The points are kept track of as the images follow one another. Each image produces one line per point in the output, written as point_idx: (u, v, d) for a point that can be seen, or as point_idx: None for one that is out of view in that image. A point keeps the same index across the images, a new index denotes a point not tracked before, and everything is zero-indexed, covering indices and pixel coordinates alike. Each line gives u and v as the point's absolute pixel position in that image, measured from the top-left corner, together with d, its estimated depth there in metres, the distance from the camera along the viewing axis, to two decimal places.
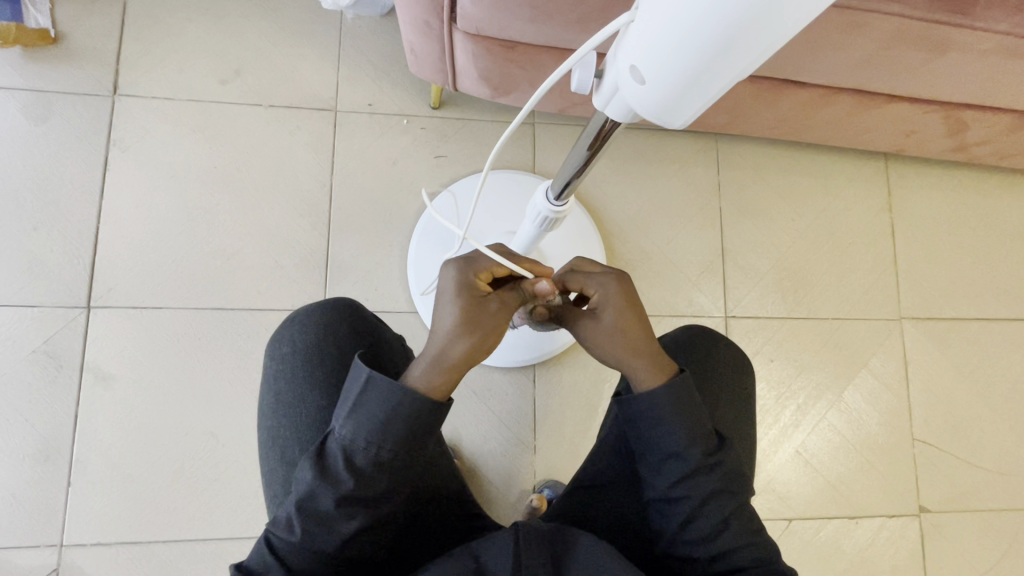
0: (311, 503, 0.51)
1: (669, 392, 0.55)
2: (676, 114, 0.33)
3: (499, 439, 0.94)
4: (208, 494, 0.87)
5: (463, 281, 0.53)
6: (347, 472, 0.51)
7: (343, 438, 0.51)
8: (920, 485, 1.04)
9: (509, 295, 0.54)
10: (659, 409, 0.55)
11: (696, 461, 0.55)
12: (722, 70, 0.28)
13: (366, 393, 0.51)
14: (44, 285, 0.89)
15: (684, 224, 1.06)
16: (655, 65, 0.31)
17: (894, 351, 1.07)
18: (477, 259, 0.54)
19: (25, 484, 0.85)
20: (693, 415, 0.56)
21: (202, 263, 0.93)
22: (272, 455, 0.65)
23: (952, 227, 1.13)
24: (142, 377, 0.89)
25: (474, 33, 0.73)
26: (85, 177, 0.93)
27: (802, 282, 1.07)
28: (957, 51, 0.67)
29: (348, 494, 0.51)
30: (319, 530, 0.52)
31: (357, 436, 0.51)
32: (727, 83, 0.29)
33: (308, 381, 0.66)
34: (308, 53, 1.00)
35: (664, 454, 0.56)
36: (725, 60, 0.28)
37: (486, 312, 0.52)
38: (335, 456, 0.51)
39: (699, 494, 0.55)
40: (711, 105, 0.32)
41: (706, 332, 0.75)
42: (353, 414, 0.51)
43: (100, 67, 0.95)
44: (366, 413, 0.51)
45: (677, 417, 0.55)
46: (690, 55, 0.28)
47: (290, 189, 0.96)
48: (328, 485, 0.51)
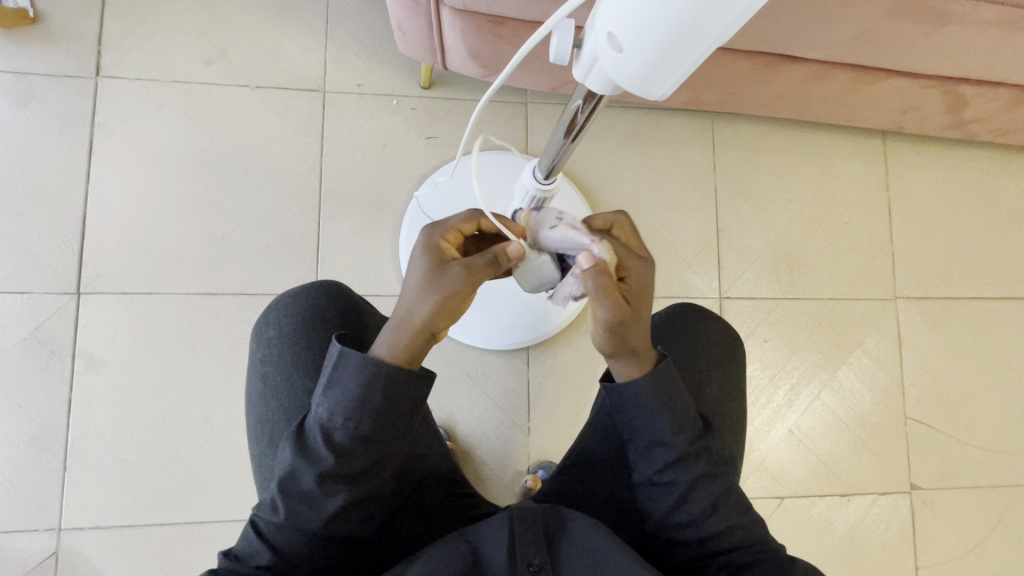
0: (294, 483, 0.51)
1: (653, 378, 0.55)
2: (653, 84, 0.32)
3: (492, 421, 0.95)
4: (204, 479, 0.88)
5: (429, 243, 0.53)
6: (327, 449, 0.51)
7: (321, 416, 0.51)
8: (911, 463, 1.05)
9: (476, 259, 0.51)
10: (642, 397, 0.55)
11: (682, 447, 0.56)
12: (703, 31, 0.27)
13: (339, 371, 0.51)
14: (32, 272, 0.88)
15: (678, 204, 1.05)
16: (633, 29, 0.29)
17: (888, 330, 1.07)
18: (445, 224, 0.54)
19: (22, 469, 0.85)
20: (677, 403, 0.56)
21: (191, 248, 0.92)
22: (260, 438, 0.65)
23: (949, 206, 1.12)
24: (134, 363, 0.89)
25: (462, 9, 0.71)
26: (70, 161, 0.91)
27: (797, 262, 1.07)
28: (955, 23, 0.65)
29: (330, 472, 0.51)
30: (304, 510, 0.52)
31: (335, 413, 0.51)
32: (708, 46, 0.28)
33: (292, 364, 0.66)
34: (294, 33, 0.98)
35: (649, 441, 0.56)
36: (703, 24, 0.27)
37: (444, 276, 0.50)
38: (315, 435, 0.51)
39: (686, 479, 0.56)
40: (692, 72, 0.31)
41: (696, 312, 0.75)
42: (329, 392, 0.51)
43: (82, 48, 0.93)
44: (341, 390, 0.51)
45: (662, 404, 0.55)
46: (670, 14, 0.27)
47: (279, 172, 0.95)
48: (310, 463, 0.51)
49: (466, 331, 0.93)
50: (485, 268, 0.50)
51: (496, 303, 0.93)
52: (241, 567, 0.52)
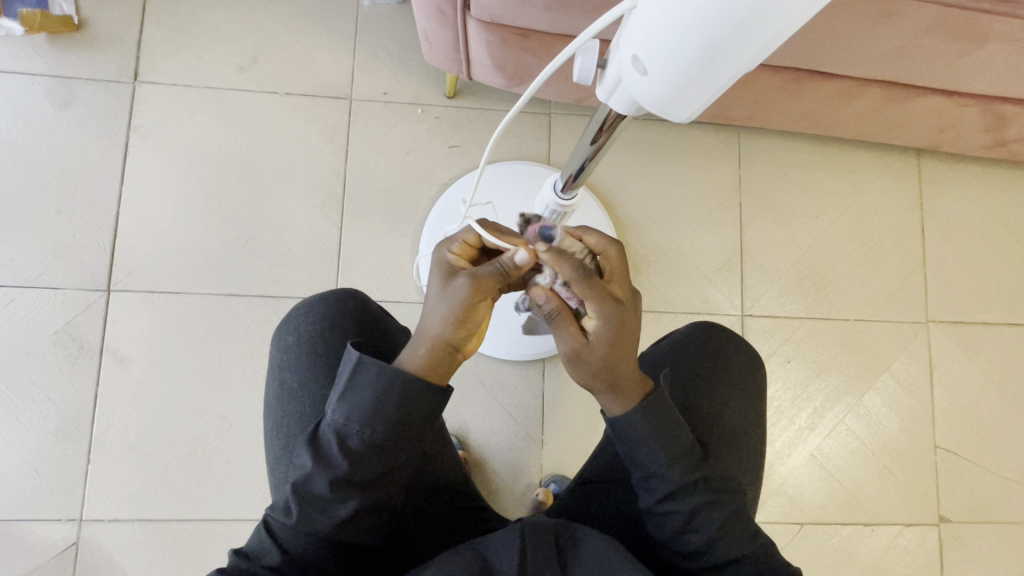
0: (306, 487, 0.51)
1: (643, 411, 0.53)
2: (680, 103, 0.31)
3: (505, 433, 0.94)
4: (221, 477, 0.89)
5: (438, 260, 0.54)
6: (342, 456, 0.51)
7: (336, 421, 0.51)
8: (940, 494, 1.01)
9: (482, 268, 0.52)
10: (636, 430, 0.53)
11: (678, 478, 0.54)
12: (738, 46, 0.26)
13: (355, 378, 0.51)
14: (66, 268, 0.91)
15: (700, 219, 1.03)
16: (661, 48, 0.29)
17: (919, 355, 1.03)
18: (452, 239, 0.55)
19: (48, 459, 0.88)
20: (671, 435, 0.54)
21: (217, 249, 0.94)
22: (274, 441, 0.65)
23: (987, 228, 1.07)
24: (158, 360, 0.91)
25: (488, 22, 0.71)
26: (106, 162, 0.94)
27: (823, 281, 1.04)
28: (998, 40, 0.63)
29: (342, 478, 0.51)
30: (316, 515, 0.52)
31: (351, 419, 0.51)
32: (744, 62, 0.27)
33: (310, 369, 0.66)
34: (324, 41, 1.00)
35: (646, 473, 0.55)
36: (738, 41, 0.26)
37: (455, 284, 0.52)
38: (330, 440, 0.51)
39: (688, 509, 0.54)
40: (726, 90, 0.30)
41: (710, 330, 0.73)
42: (346, 397, 0.51)
43: (122, 54, 0.97)
44: (359, 396, 0.51)
45: (653, 437, 0.53)
46: (703, 28, 0.26)
47: (304, 177, 0.97)
48: (323, 469, 0.51)
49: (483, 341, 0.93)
50: (492, 275, 0.51)
51: (513, 314, 0.93)
52: (251, 567, 0.52)
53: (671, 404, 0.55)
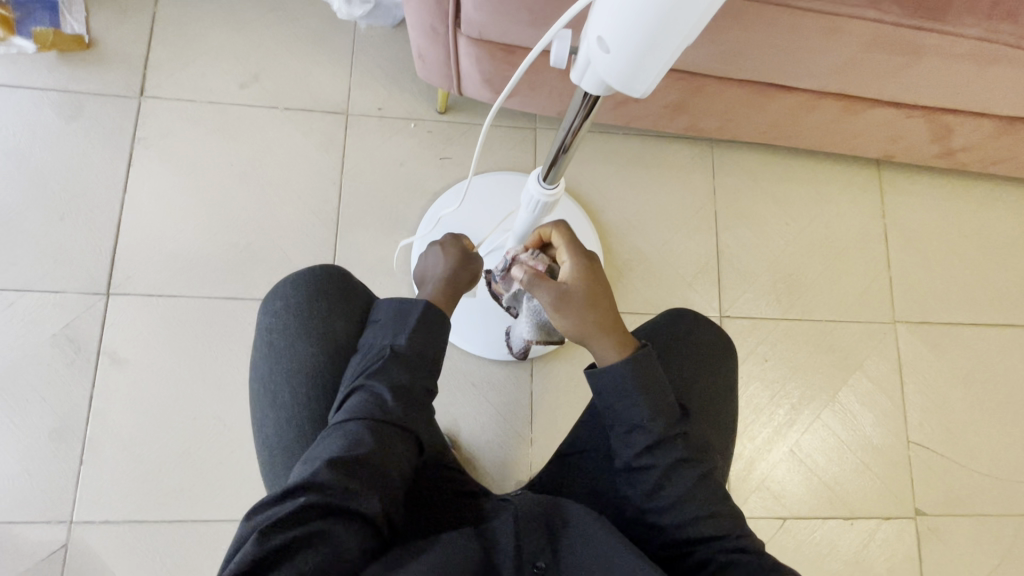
0: (400, 393, 0.58)
1: (633, 363, 0.58)
2: (643, 73, 0.37)
3: (495, 430, 0.97)
4: (214, 477, 0.90)
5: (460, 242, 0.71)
6: (426, 364, 0.61)
7: (415, 343, 0.61)
8: (915, 488, 1.04)
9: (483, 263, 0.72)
10: (623, 382, 0.58)
11: (660, 432, 0.58)
12: (684, 11, 0.32)
13: (427, 313, 0.63)
14: (67, 272, 0.94)
15: (678, 226, 1.09)
16: (622, 21, 0.34)
17: (888, 353, 1.09)
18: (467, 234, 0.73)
19: (40, 460, 0.88)
20: (658, 391, 0.58)
21: (217, 254, 0.97)
22: (261, 402, 0.66)
23: (945, 235, 1.15)
24: (155, 362, 0.93)
25: (477, 38, 0.78)
26: (109, 171, 0.98)
27: (795, 284, 1.10)
28: (932, 55, 0.70)
29: (426, 389, 0.61)
30: (408, 419, 0.58)
31: (428, 337, 0.63)
32: (691, 27, 0.33)
33: (298, 333, 0.67)
34: (323, 61, 1.06)
35: (629, 426, 0.59)
36: (684, 6, 0.31)
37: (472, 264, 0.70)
38: (412, 356, 0.61)
39: (664, 462, 0.58)
40: (679, 55, 0.35)
41: (692, 314, 0.78)
42: (423, 321, 0.63)
43: (129, 71, 1.02)
44: (435, 319, 0.63)
45: (639, 390, 0.58)
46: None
47: (301, 186, 1.01)
48: (413, 377, 0.60)
49: (472, 342, 0.97)
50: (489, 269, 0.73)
51: (501, 315, 0.97)
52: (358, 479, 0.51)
53: (658, 363, 0.60)
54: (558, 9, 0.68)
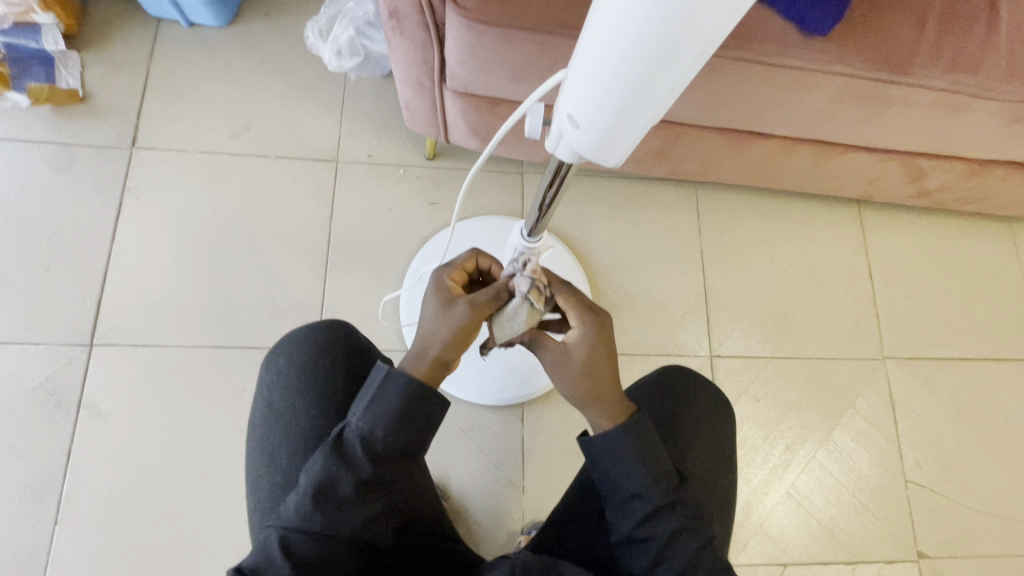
0: (333, 487, 0.51)
1: (626, 428, 0.57)
2: (621, 135, 0.38)
3: (486, 479, 0.95)
4: (195, 535, 0.87)
5: (438, 283, 0.58)
6: (367, 457, 0.52)
7: (363, 427, 0.52)
8: (915, 529, 1.02)
9: (479, 297, 0.57)
10: (618, 448, 0.57)
11: (657, 499, 0.56)
12: (659, 81, 0.33)
13: (387, 387, 0.53)
14: (52, 323, 0.93)
15: (665, 267, 1.10)
16: (599, 92, 0.36)
17: (879, 389, 1.09)
18: (451, 265, 0.61)
19: (14, 520, 0.85)
20: (653, 456, 0.57)
21: (204, 301, 0.97)
22: (257, 461, 0.65)
23: (928, 270, 1.17)
24: (137, 413, 0.91)
25: (462, 91, 0.80)
26: (98, 221, 0.98)
27: (785, 321, 1.10)
28: (899, 105, 0.73)
29: (367, 481, 0.52)
30: (339, 516, 0.52)
31: (378, 425, 0.52)
32: (665, 92, 0.34)
33: (301, 393, 0.66)
34: (313, 110, 1.09)
35: (625, 494, 0.57)
36: (659, 76, 0.33)
37: (454, 309, 0.55)
38: (355, 444, 0.52)
39: (664, 533, 0.56)
40: (656, 117, 0.37)
41: (681, 371, 0.77)
42: (373, 404, 0.52)
43: (121, 122, 1.03)
44: (384, 404, 0.52)
45: (634, 457, 0.56)
46: (630, 73, 0.33)
47: (291, 232, 1.02)
48: (350, 471, 0.52)
49: (462, 387, 0.96)
50: (488, 302, 0.57)
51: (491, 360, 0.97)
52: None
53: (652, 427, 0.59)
54: (537, 66, 0.70)
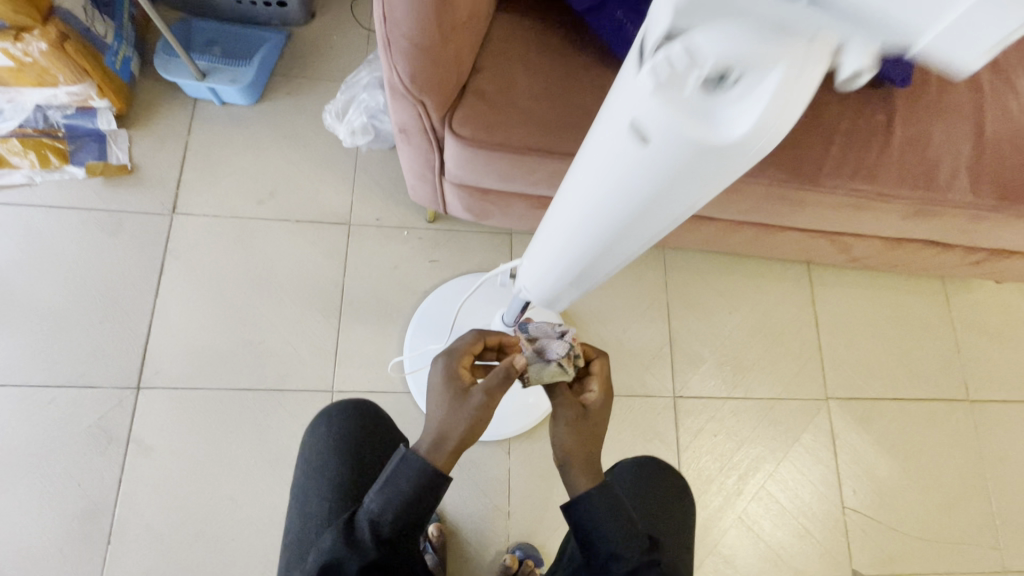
0: (341, 565, 0.64)
1: (600, 492, 0.67)
2: (563, 292, 0.73)
3: (477, 505, 1.09)
4: (227, 553, 1.02)
5: (451, 374, 0.68)
6: (372, 542, 0.64)
7: (372, 513, 0.65)
8: (850, 550, 1.18)
9: (491, 381, 0.66)
10: (596, 513, 0.67)
11: (636, 558, 0.67)
12: (582, 280, 0.67)
13: (396, 475, 0.64)
14: (105, 369, 1.08)
15: (635, 317, 1.26)
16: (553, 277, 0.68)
17: (822, 426, 1.25)
18: (459, 353, 0.71)
19: (73, 541, 1.00)
20: (628, 521, 0.68)
21: (235, 349, 1.12)
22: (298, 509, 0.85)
23: (867, 319, 1.33)
24: (177, 448, 1.06)
25: (458, 184, 0.96)
26: (144, 279, 1.14)
27: (740, 365, 1.26)
28: (814, 203, 0.89)
29: (370, 562, 0.64)
30: None
31: (383, 513, 0.64)
32: (585, 282, 0.68)
33: (335, 454, 0.89)
34: (330, 179, 1.25)
35: (608, 555, 0.68)
36: (583, 278, 0.66)
37: (470, 400, 0.65)
38: (363, 528, 0.65)
39: None
40: (583, 288, 0.71)
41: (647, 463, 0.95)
42: (382, 494, 0.65)
43: (164, 191, 1.19)
44: (392, 494, 0.64)
45: (611, 520, 0.67)
46: (568, 275, 0.66)
47: (310, 288, 1.18)
48: (356, 553, 0.64)
49: None
50: (498, 381, 0.66)
51: None
52: None
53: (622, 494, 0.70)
54: (519, 173, 0.86)
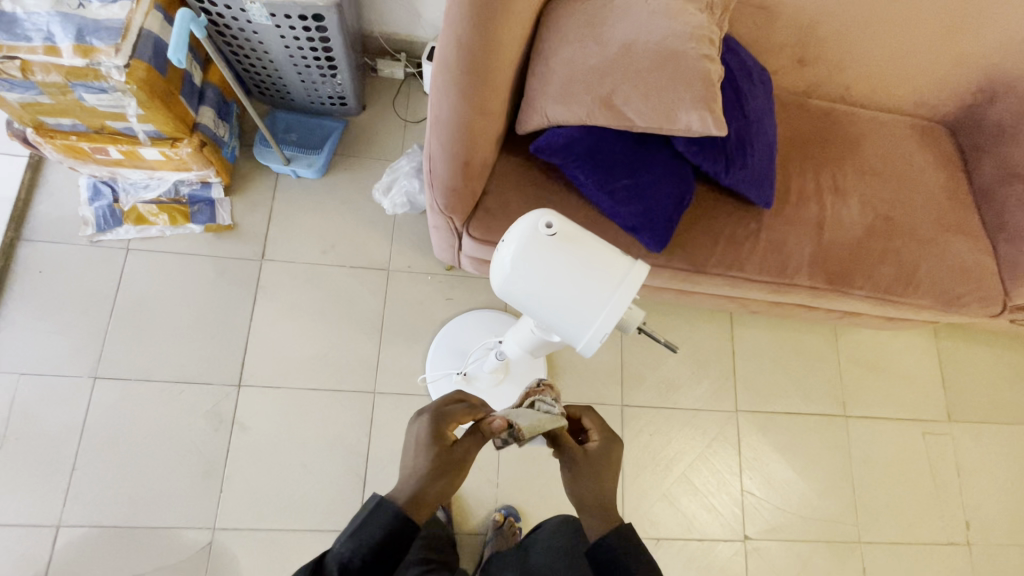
0: None
1: (616, 534, 0.85)
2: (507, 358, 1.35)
3: (475, 477, 1.54)
4: (301, 503, 1.47)
5: (437, 431, 0.85)
6: None
7: (342, 555, 0.72)
8: (745, 522, 1.62)
9: (470, 439, 0.86)
10: (614, 550, 0.84)
11: None
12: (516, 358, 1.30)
13: (371, 516, 0.75)
14: (216, 371, 1.53)
15: (597, 346, 1.71)
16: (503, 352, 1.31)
17: (731, 430, 1.69)
18: (446, 415, 0.87)
19: (196, 490, 1.45)
20: (644, 557, 0.83)
21: (306, 360, 1.57)
22: None
23: (773, 352, 1.77)
24: (266, 428, 1.51)
25: (471, 256, 1.40)
26: (242, 307, 1.59)
27: (673, 384, 1.70)
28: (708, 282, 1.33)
29: None
30: None
31: (353, 554, 0.72)
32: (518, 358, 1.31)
33: None
34: (375, 235, 1.69)
35: None
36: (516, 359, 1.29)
37: (451, 451, 0.83)
38: (332, 571, 0.71)
39: None
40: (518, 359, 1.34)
41: None
42: (353, 537, 0.73)
43: (255, 242, 1.64)
44: (365, 535, 0.74)
45: (626, 556, 0.83)
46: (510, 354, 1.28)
47: (359, 317, 1.62)
48: None
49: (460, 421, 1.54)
50: (477, 440, 0.86)
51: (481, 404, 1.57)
52: None
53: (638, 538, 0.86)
54: None
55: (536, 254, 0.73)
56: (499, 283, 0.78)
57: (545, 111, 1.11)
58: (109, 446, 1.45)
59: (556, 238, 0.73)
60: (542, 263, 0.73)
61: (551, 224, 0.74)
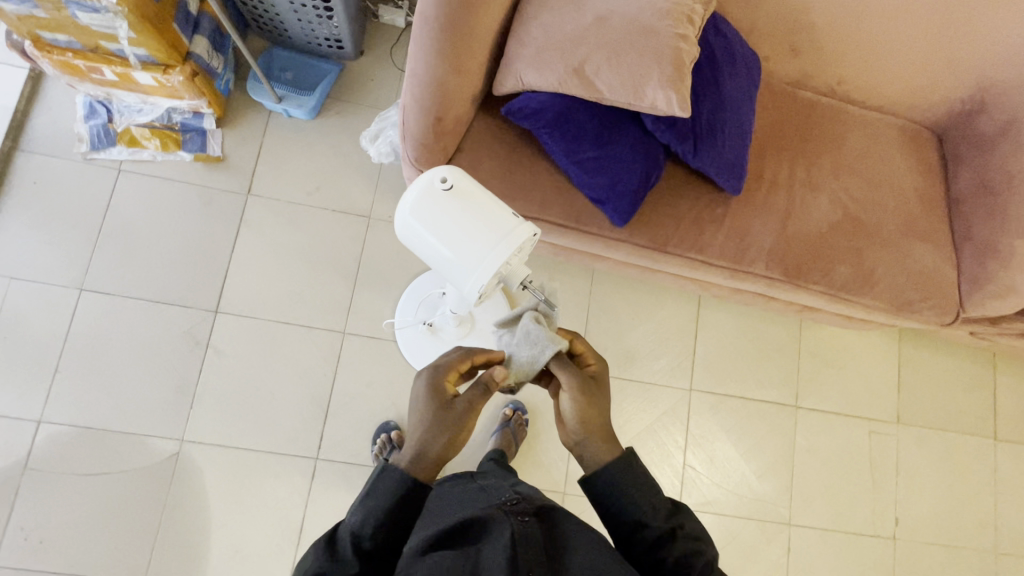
0: None
1: (619, 465, 0.84)
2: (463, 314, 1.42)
3: None
4: (264, 426, 1.56)
5: (437, 386, 0.84)
6: (353, 552, 0.74)
7: (354, 525, 0.75)
8: (683, 493, 1.71)
9: (474, 394, 0.83)
10: (614, 480, 0.84)
11: (658, 524, 0.81)
12: None
13: (379, 483, 0.78)
14: (195, 295, 1.61)
15: (564, 313, 1.77)
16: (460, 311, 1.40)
17: (682, 407, 1.76)
18: (445, 369, 0.86)
19: (168, 403, 1.55)
20: (648, 489, 0.84)
21: (281, 295, 1.64)
22: None
23: (736, 338, 1.82)
24: (238, 355, 1.59)
25: None
26: (225, 238, 1.65)
27: (632, 357, 1.76)
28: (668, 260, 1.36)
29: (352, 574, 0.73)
30: None
31: (365, 522, 0.75)
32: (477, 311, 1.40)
33: None
34: (359, 182, 1.73)
35: (632, 523, 0.82)
36: None
37: (452, 408, 0.82)
38: (346, 540, 0.75)
39: (669, 550, 0.80)
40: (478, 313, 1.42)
41: None
42: (363, 506, 0.76)
43: (242, 176, 1.68)
44: (374, 501, 0.76)
45: (628, 486, 0.84)
46: None
47: (337, 259, 1.68)
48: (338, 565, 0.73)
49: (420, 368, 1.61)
50: (479, 394, 0.83)
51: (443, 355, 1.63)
52: None
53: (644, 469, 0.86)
54: None
55: (432, 203, 0.85)
56: (403, 231, 0.89)
57: (520, 75, 1.12)
58: (90, 354, 1.55)
59: (449, 189, 0.85)
60: (439, 205, 0.85)
61: (447, 178, 0.86)
